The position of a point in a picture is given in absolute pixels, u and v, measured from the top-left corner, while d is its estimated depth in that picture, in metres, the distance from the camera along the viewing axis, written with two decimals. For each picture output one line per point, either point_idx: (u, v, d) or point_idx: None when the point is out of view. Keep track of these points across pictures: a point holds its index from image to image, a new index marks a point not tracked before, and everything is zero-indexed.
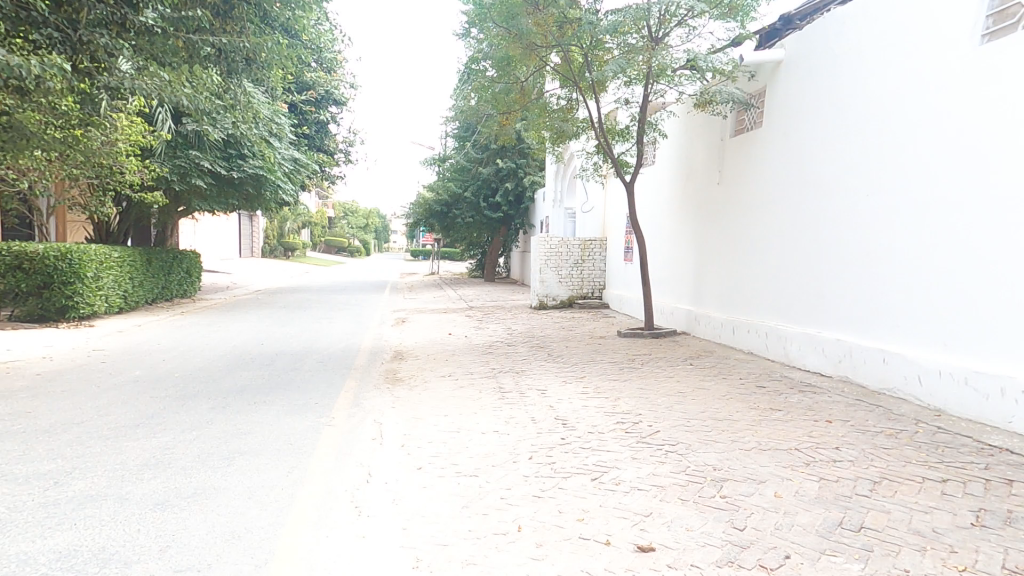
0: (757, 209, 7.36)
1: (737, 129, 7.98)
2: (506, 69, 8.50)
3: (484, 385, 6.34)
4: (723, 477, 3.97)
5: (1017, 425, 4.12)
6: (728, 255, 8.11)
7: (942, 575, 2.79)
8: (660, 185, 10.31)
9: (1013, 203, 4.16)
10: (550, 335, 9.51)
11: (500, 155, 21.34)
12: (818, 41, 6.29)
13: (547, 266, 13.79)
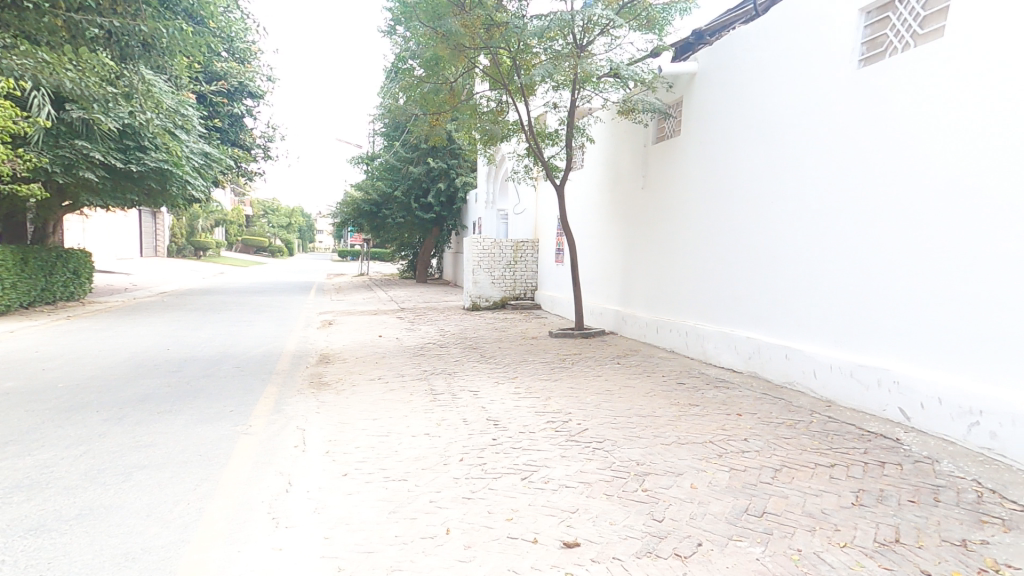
0: (677, 214, 7.74)
1: (658, 136, 8.38)
2: (435, 69, 8.40)
3: (416, 388, 6.25)
4: (646, 471, 4.14)
5: (890, 413, 4.62)
6: (652, 258, 8.47)
7: (829, 552, 3.06)
8: (590, 188, 10.62)
9: (890, 213, 4.62)
10: (482, 336, 9.53)
11: (432, 155, 21.22)
12: (728, 57, 6.69)
13: (480, 267, 13.85)
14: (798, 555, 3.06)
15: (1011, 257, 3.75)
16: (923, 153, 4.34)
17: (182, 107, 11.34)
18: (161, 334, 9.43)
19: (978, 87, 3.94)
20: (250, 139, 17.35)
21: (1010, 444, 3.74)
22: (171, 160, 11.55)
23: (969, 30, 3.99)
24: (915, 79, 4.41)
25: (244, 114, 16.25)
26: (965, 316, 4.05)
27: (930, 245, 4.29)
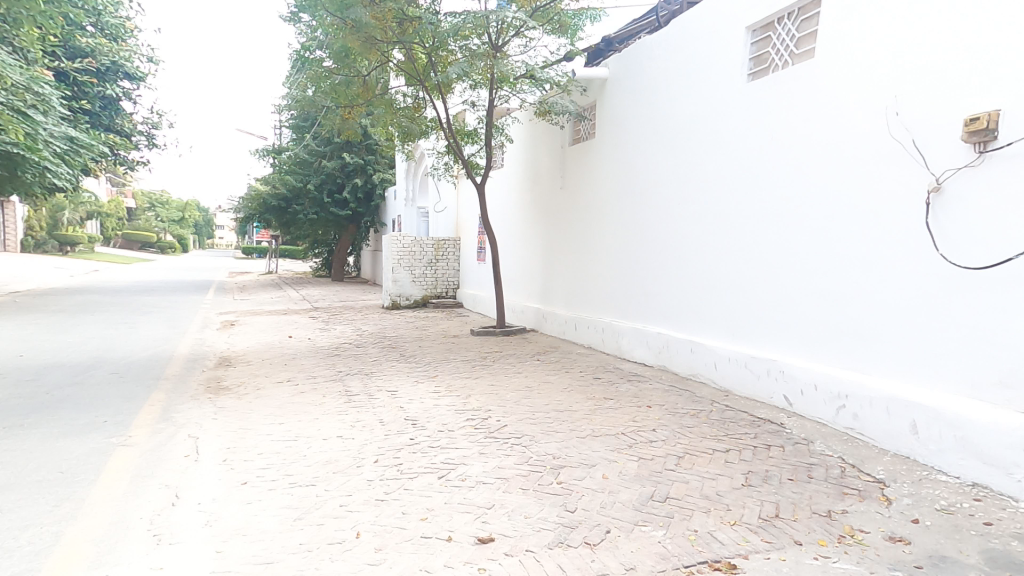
0: (594, 214, 8.01)
1: (575, 138, 8.64)
2: (346, 61, 8.16)
3: (329, 389, 6.05)
4: (561, 464, 4.24)
5: (777, 400, 5.06)
6: (570, 256, 8.71)
7: (721, 531, 3.29)
8: (510, 187, 10.76)
9: (776, 217, 5.04)
10: (402, 336, 9.38)
11: (345, 150, 20.73)
12: (636, 64, 7.02)
13: (401, 265, 13.61)
14: (695, 535, 3.26)
15: (870, 258, 4.22)
16: (801, 163, 4.76)
17: (31, 84, 10.25)
18: (23, 338, 8.45)
19: (842, 104, 4.39)
20: (128, 124, 15.79)
21: (871, 424, 4.22)
22: (18, 144, 10.34)
23: (836, 53, 4.43)
24: (794, 95, 4.82)
25: (117, 96, 14.80)
26: (837, 311, 4.51)
27: (808, 246, 4.73)
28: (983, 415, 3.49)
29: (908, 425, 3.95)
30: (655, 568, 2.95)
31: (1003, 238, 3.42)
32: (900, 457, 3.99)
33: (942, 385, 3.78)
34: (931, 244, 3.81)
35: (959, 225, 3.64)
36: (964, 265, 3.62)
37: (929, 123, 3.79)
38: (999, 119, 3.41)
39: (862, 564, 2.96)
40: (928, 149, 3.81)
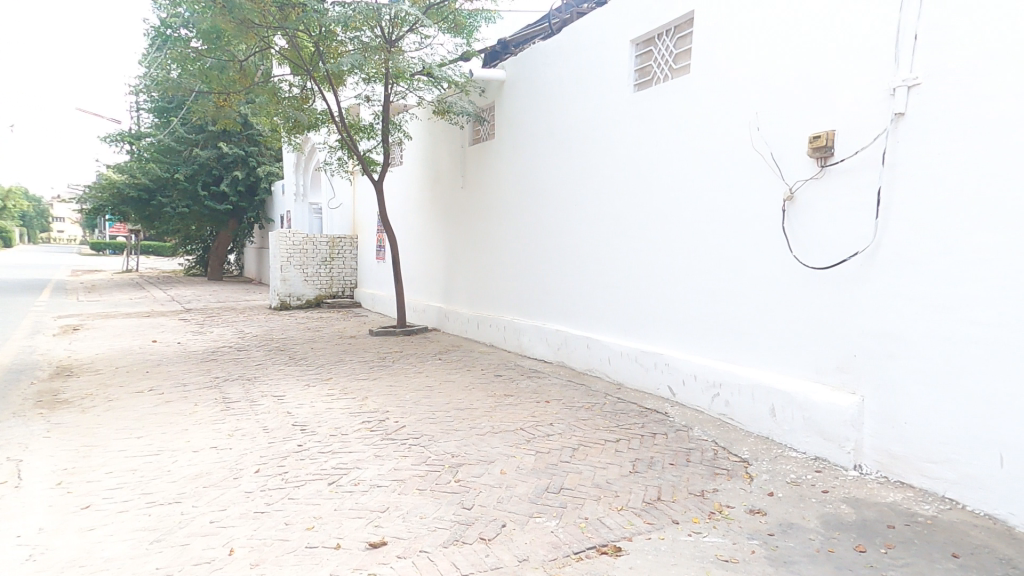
0: (495, 214, 8.10)
1: (475, 139, 8.69)
2: (217, 43, 7.66)
3: (202, 397, 5.56)
4: (460, 462, 4.20)
5: (662, 391, 5.43)
6: (472, 256, 8.72)
7: (609, 517, 3.45)
8: (410, 184, 10.57)
9: (661, 219, 5.39)
10: (290, 338, 8.87)
11: (223, 139, 19.38)
12: (533, 68, 7.18)
13: (290, 263, 12.91)
14: (586, 523, 3.39)
15: (738, 258, 4.66)
16: (681, 170, 5.14)
17: None
18: None
19: (713, 118, 4.81)
20: None
21: (740, 409, 4.66)
22: None
23: (708, 70, 4.84)
24: (674, 107, 5.19)
25: None
26: (712, 307, 4.93)
27: (687, 248, 5.13)
28: (825, 398, 3.99)
29: (769, 409, 4.41)
30: (547, 558, 3.03)
31: (839, 242, 3.93)
32: (762, 438, 4.46)
33: (794, 371, 4.29)
34: (785, 246, 4.29)
35: (807, 230, 4.12)
36: (811, 265, 4.11)
37: (782, 139, 4.26)
38: (836, 138, 3.91)
39: (727, 536, 3.26)
40: (783, 162, 4.28)
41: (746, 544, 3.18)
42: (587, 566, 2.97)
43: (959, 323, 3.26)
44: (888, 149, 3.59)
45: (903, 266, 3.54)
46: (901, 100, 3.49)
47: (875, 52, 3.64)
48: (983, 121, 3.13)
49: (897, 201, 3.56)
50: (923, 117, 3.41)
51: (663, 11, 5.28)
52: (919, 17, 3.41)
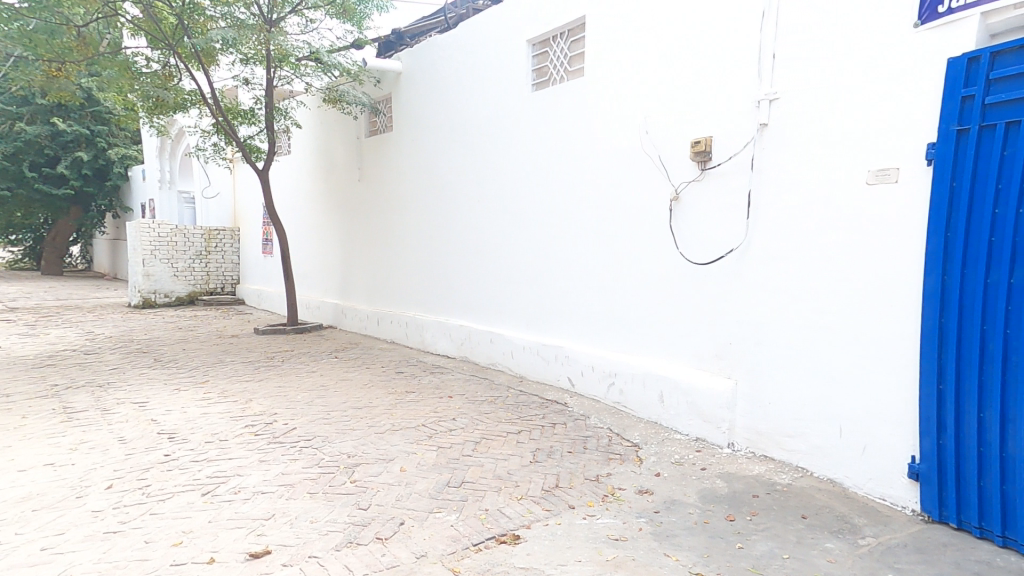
0: (395, 208, 7.88)
1: (371, 130, 8.42)
2: (45, 3, 6.69)
3: (35, 410, 4.86)
4: (356, 462, 4.01)
5: (561, 381, 5.62)
6: (371, 250, 8.42)
7: (509, 507, 3.49)
8: (300, 175, 10.00)
9: (561, 216, 5.55)
10: (155, 339, 8.02)
11: (59, 114, 17.02)
12: (430, 61, 7.08)
13: (155, 257, 12.08)
14: (485, 514, 3.40)
15: (631, 255, 4.93)
16: (578, 169, 5.34)
17: None
18: None
19: (606, 120, 5.04)
20: None
21: (631, 397, 4.95)
22: None
23: (602, 74, 5.06)
24: (572, 108, 5.36)
25: None
26: (607, 301, 5.18)
27: (584, 244, 5.34)
28: (706, 383, 4.35)
29: (657, 396, 4.73)
30: (445, 552, 2.99)
31: (716, 240, 4.29)
32: (651, 423, 4.76)
33: (678, 359, 4.63)
34: (670, 243, 4.61)
35: (689, 228, 4.45)
36: (693, 261, 4.46)
37: (667, 144, 4.56)
38: (713, 144, 4.26)
39: (617, 517, 3.44)
40: (668, 164, 4.58)
41: (634, 522, 3.38)
42: (485, 556, 2.98)
43: (810, 312, 3.71)
44: (755, 155, 3.99)
45: (768, 262, 3.95)
46: (764, 112, 3.89)
47: (743, 67, 4.02)
48: (829, 134, 3.57)
49: (762, 203, 3.97)
50: (783, 128, 3.82)
51: (558, 13, 5.43)
52: (775, 38, 3.83)
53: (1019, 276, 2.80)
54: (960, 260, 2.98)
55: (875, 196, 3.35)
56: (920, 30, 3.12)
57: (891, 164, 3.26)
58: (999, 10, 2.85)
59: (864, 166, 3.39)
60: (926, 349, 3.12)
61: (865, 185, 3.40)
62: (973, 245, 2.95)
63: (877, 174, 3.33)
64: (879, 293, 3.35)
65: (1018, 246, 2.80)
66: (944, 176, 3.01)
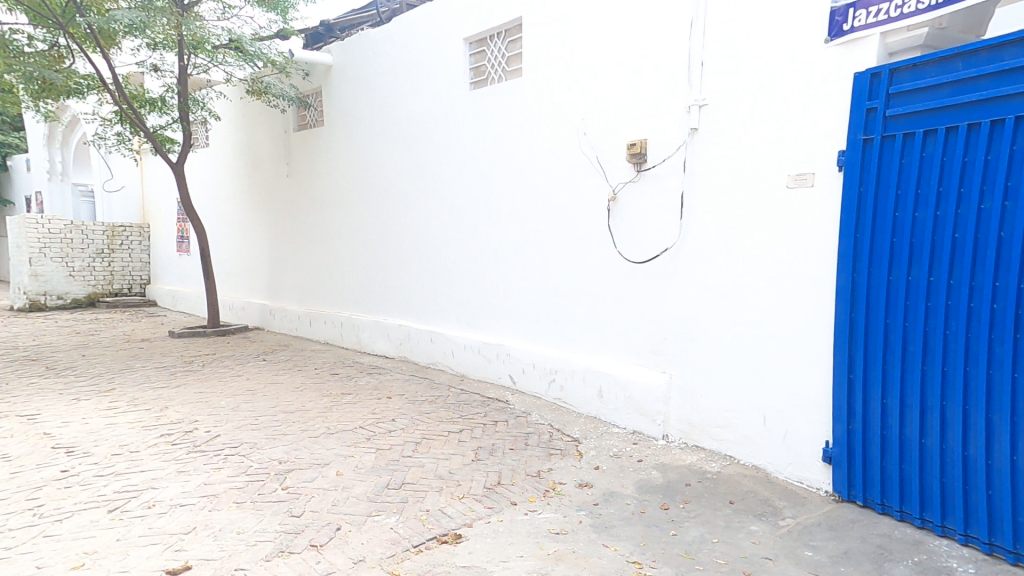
0: (328, 204, 7.58)
1: (300, 124, 8.09)
2: None
3: None
4: (288, 468, 3.81)
5: (503, 379, 5.63)
6: (303, 247, 8.06)
7: (451, 507, 3.44)
8: (221, 168, 9.45)
9: (501, 214, 5.55)
10: (50, 344, 7.28)
11: None
12: (362, 54, 6.87)
13: (46, 256, 10.99)
14: (427, 515, 3.33)
15: (570, 254, 5.01)
16: (517, 168, 5.36)
17: None
18: None
19: (545, 120, 5.10)
20: None
21: (572, 393, 5.03)
22: None
23: (540, 75, 5.11)
24: (511, 107, 5.37)
25: None
26: (547, 299, 5.23)
27: (524, 243, 5.37)
28: (642, 378, 4.51)
29: (597, 391, 4.84)
30: (384, 555, 2.91)
31: (651, 240, 4.45)
32: (591, 418, 4.87)
33: (616, 355, 4.76)
34: (608, 242, 4.73)
35: (626, 228, 4.59)
36: (630, 260, 4.59)
37: (604, 146, 4.68)
38: (648, 147, 4.41)
39: (558, 511, 3.49)
40: (606, 166, 4.70)
41: (575, 515, 3.44)
42: (426, 557, 2.92)
43: (737, 308, 3.93)
44: (687, 159, 4.17)
45: (699, 261, 4.14)
46: (695, 117, 4.07)
47: (674, 74, 4.19)
48: (756, 140, 3.78)
49: (694, 205, 4.16)
50: (712, 133, 4.02)
51: (494, 12, 5.41)
52: (703, 47, 4.01)
53: (916, 274, 3.08)
54: (867, 260, 3.25)
55: (795, 199, 3.59)
56: (830, 45, 3.36)
57: (808, 170, 3.51)
58: (897, 31, 3.13)
59: (784, 170, 3.63)
60: (837, 341, 3.39)
61: (785, 189, 3.63)
62: (878, 245, 3.22)
63: (796, 179, 3.57)
64: (797, 290, 3.60)
65: (914, 248, 3.08)
66: (854, 182, 3.27)
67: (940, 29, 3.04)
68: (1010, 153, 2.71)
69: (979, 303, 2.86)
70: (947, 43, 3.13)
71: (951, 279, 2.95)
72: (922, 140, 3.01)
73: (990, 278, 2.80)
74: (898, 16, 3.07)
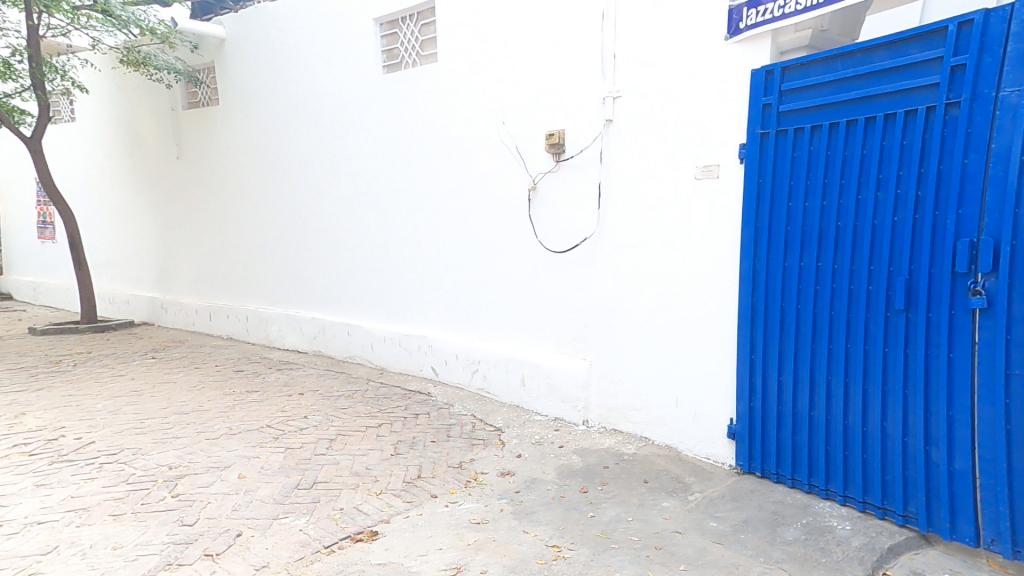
0: (228, 190, 7.09)
1: (190, 102, 7.53)
2: None
3: None
4: (180, 474, 3.52)
5: (424, 371, 5.55)
6: (199, 237, 7.54)
7: (367, 503, 3.33)
8: (96, 146, 8.60)
9: (420, 203, 5.43)
10: None
11: None
12: (260, 30, 6.42)
13: None
14: (340, 513, 3.20)
15: (491, 243, 5.00)
16: (436, 157, 5.26)
17: None
18: None
19: (462, 108, 5.04)
20: None
21: (494, 382, 5.05)
22: None
23: (455, 62, 5.02)
24: (429, 93, 5.23)
25: None
26: (468, 289, 5.20)
27: (443, 232, 5.30)
28: (564, 365, 4.61)
29: (520, 380, 4.89)
30: (291, 559, 2.76)
31: (571, 229, 4.52)
32: (513, 407, 4.91)
33: (538, 343, 4.82)
34: (529, 231, 4.76)
35: (547, 217, 4.64)
36: (551, 249, 4.65)
37: (523, 135, 4.69)
38: (566, 137, 4.47)
39: (480, 500, 3.48)
40: (526, 156, 4.71)
41: (496, 504, 3.44)
42: (339, 557, 2.81)
43: (650, 295, 4.10)
44: (604, 149, 4.26)
45: (616, 250, 4.26)
46: (610, 108, 4.17)
47: (589, 65, 4.27)
48: (668, 131, 3.92)
49: (610, 195, 4.27)
50: (627, 125, 4.13)
51: None
52: (615, 39, 4.10)
53: (806, 260, 3.33)
54: (766, 247, 3.48)
55: (702, 190, 3.77)
56: (730, 43, 3.55)
57: (714, 162, 3.70)
58: (786, 31, 3.36)
59: (692, 163, 3.80)
60: (741, 324, 3.61)
61: (693, 180, 3.81)
62: (775, 234, 3.45)
63: (703, 171, 3.75)
64: (704, 277, 3.80)
65: (805, 235, 3.32)
66: (753, 174, 3.49)
67: (821, 32, 3.31)
68: (882, 148, 2.97)
69: (859, 286, 3.12)
70: (829, 45, 3.39)
71: (835, 264, 3.21)
72: (812, 135, 3.25)
73: (866, 262, 3.07)
74: (783, 16, 3.24)
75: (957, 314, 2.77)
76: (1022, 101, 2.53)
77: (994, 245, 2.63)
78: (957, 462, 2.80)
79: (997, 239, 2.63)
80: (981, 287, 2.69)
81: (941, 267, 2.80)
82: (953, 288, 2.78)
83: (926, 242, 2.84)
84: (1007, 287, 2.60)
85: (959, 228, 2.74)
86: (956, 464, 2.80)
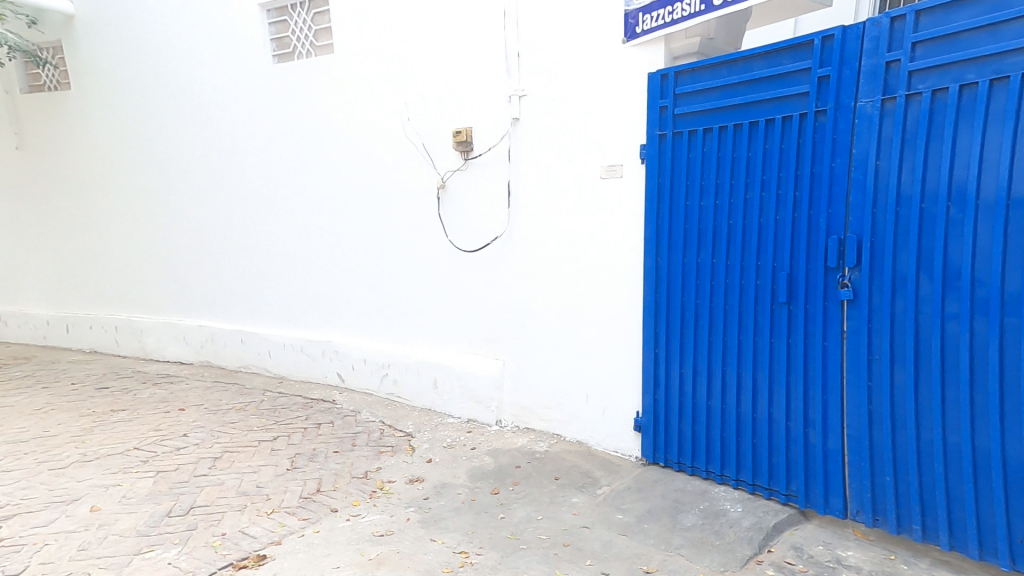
0: (88, 187, 6.44)
1: (33, 85, 6.67)
2: None
3: None
4: (8, 514, 3.09)
5: (330, 378, 5.29)
6: (54, 239, 6.85)
7: (254, 525, 3.08)
8: None
9: (320, 202, 5.14)
10: None
11: None
12: (118, 9, 5.79)
13: None
14: (220, 540, 2.94)
15: (398, 242, 4.83)
16: (337, 154, 4.99)
17: None
18: None
19: (360, 104, 4.83)
20: None
21: (404, 387, 4.89)
22: None
23: (351, 56, 4.79)
24: (326, 86, 4.95)
25: None
26: (373, 290, 5.00)
27: (344, 232, 5.06)
28: (476, 366, 4.54)
29: (432, 383, 4.76)
30: None
31: (481, 228, 4.45)
32: (426, 410, 4.78)
33: (450, 346, 4.72)
34: (438, 230, 4.63)
35: (456, 215, 4.54)
36: (462, 249, 4.55)
37: (428, 133, 4.56)
38: (474, 135, 4.38)
39: (385, 511, 3.32)
40: (433, 154, 4.58)
41: (402, 513, 3.30)
42: None
43: (556, 293, 4.14)
44: (512, 148, 4.23)
45: (523, 249, 4.26)
46: (516, 107, 4.14)
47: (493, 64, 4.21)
48: (569, 133, 3.95)
49: (517, 194, 4.25)
50: (531, 125, 4.12)
51: None
52: (517, 38, 4.07)
53: (702, 257, 3.46)
54: (665, 244, 3.58)
55: (607, 189, 3.83)
56: (628, 46, 3.61)
57: (617, 161, 3.76)
58: (677, 36, 3.45)
59: (597, 162, 3.85)
60: (646, 320, 3.70)
61: (599, 179, 3.86)
62: (674, 231, 3.55)
63: (607, 170, 3.81)
64: (609, 274, 3.87)
65: (701, 233, 3.45)
66: (653, 174, 3.58)
67: (709, 40, 3.40)
68: (765, 151, 3.13)
69: (748, 280, 3.28)
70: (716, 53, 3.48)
71: (728, 261, 3.36)
72: (704, 137, 3.37)
73: (753, 259, 3.23)
74: (674, 21, 3.30)
75: (829, 305, 2.97)
76: (876, 111, 2.73)
77: (857, 241, 2.84)
78: (830, 442, 3.02)
79: (860, 236, 2.84)
80: (848, 280, 2.89)
81: (816, 262, 2.99)
82: (826, 281, 2.97)
83: (803, 239, 3.02)
84: (868, 280, 2.82)
85: (830, 226, 2.94)
86: (829, 444, 3.02)
